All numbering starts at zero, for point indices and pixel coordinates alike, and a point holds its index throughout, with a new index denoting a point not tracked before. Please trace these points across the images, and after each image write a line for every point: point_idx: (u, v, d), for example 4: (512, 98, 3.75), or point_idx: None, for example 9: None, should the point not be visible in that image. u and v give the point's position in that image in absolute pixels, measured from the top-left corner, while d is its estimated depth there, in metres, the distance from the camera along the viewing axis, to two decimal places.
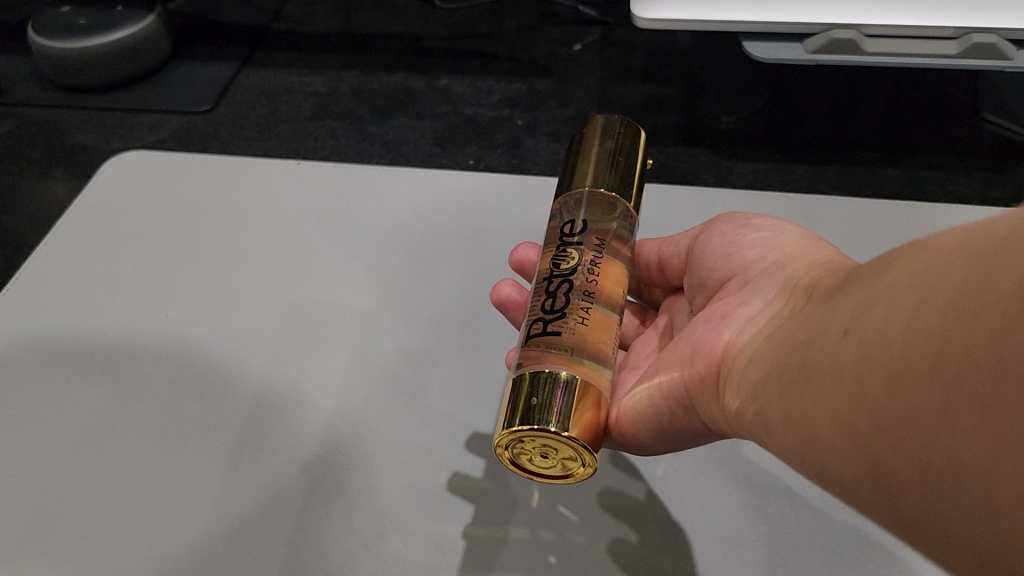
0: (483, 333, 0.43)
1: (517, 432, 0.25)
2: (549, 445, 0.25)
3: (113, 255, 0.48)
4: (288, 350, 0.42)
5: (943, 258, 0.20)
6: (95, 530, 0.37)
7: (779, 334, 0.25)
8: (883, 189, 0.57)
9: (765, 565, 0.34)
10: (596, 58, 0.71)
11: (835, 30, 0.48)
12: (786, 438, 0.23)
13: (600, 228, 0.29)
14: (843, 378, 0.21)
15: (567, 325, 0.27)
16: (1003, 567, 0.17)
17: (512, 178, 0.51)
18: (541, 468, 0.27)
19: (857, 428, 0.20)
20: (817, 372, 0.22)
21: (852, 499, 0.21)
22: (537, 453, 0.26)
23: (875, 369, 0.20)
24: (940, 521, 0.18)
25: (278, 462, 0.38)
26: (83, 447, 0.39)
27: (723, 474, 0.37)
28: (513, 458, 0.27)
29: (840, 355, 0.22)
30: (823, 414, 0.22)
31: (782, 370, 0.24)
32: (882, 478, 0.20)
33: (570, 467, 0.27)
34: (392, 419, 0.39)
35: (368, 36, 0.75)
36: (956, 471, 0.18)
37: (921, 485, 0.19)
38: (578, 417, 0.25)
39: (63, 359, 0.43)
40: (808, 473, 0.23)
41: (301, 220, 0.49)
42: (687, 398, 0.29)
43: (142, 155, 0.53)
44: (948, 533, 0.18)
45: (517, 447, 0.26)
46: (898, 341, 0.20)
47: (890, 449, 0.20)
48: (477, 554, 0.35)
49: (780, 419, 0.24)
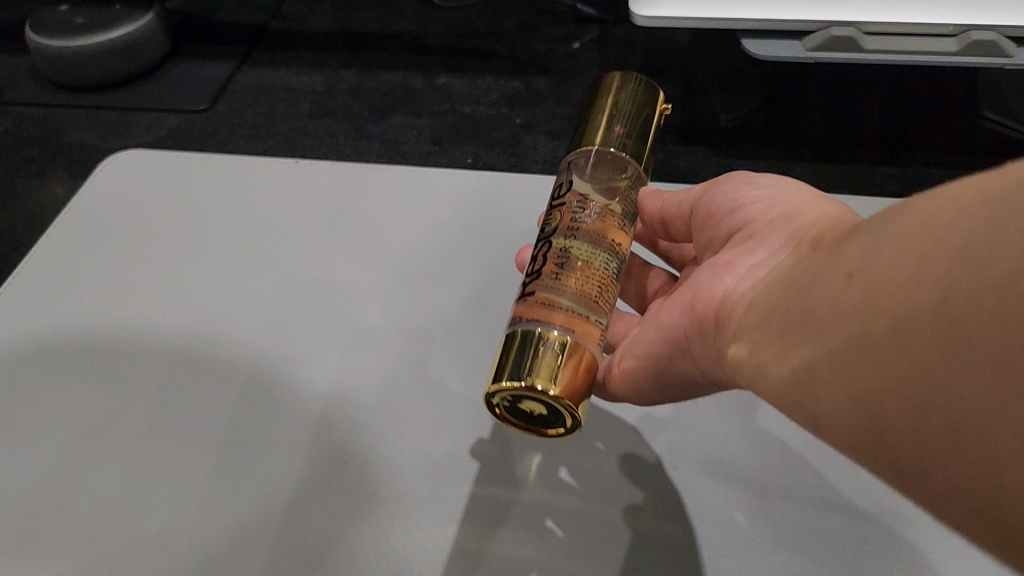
0: (481, 329, 0.42)
1: (507, 387, 0.26)
2: (537, 401, 0.27)
3: (110, 252, 0.47)
4: (284, 347, 0.42)
5: (952, 202, 0.20)
6: (88, 532, 0.36)
7: (776, 282, 0.26)
8: (883, 187, 0.56)
9: (767, 559, 0.35)
10: (595, 57, 0.71)
11: (834, 28, 0.47)
12: (780, 386, 0.24)
13: (586, 189, 0.31)
14: (845, 324, 0.22)
15: (560, 273, 0.28)
16: (997, 516, 0.18)
17: (500, 176, 0.50)
18: (532, 419, 0.28)
19: (858, 375, 0.21)
20: (817, 317, 0.23)
21: (844, 445, 0.22)
22: (527, 407, 0.28)
23: (880, 312, 0.21)
24: (934, 466, 0.19)
25: (274, 458, 0.38)
26: (78, 447, 0.39)
27: (728, 468, 0.37)
28: (506, 410, 0.28)
29: (841, 300, 0.22)
30: (823, 360, 0.22)
31: (782, 317, 0.24)
32: (879, 422, 0.20)
33: (559, 422, 0.28)
34: (391, 415, 0.39)
35: (366, 35, 0.75)
36: (955, 416, 0.18)
37: (920, 435, 0.19)
38: (562, 376, 0.26)
39: (57, 358, 0.43)
40: (804, 421, 0.23)
41: (297, 218, 0.48)
42: (685, 344, 0.30)
43: (139, 154, 0.53)
44: (944, 480, 0.19)
45: (508, 401, 0.28)
46: (903, 288, 0.20)
47: (888, 396, 0.20)
48: (484, 553, 0.35)
49: (778, 367, 0.24)
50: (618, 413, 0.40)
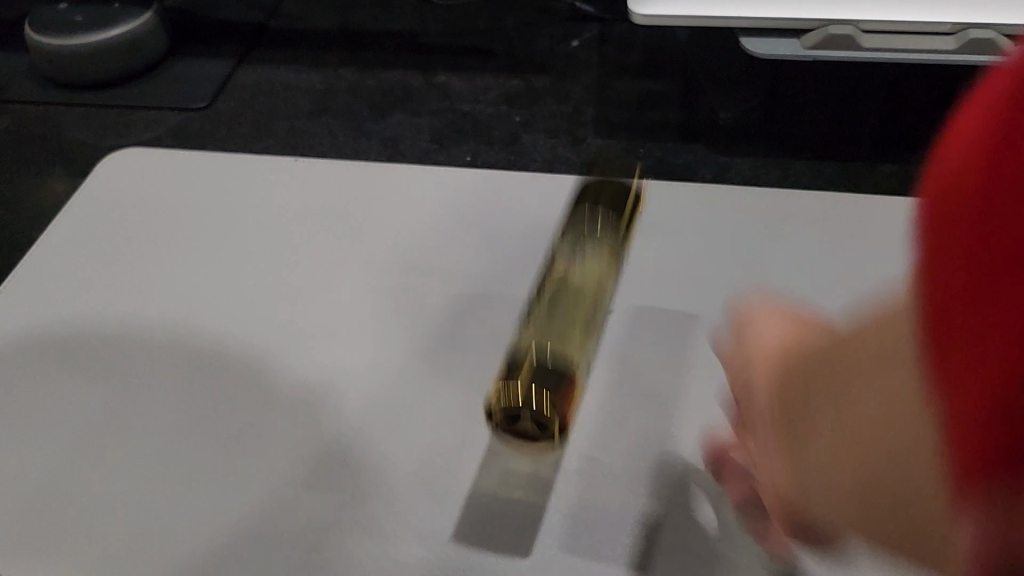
0: (479, 324, 0.43)
1: (506, 402, 0.32)
2: (529, 418, 0.32)
3: (110, 250, 0.47)
4: (284, 343, 0.42)
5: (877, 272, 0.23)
6: (93, 531, 0.37)
7: (780, 329, 0.30)
8: (881, 186, 0.57)
9: (764, 557, 0.35)
10: (594, 54, 0.71)
11: (832, 26, 0.48)
12: (750, 399, 0.30)
13: None
14: (779, 364, 0.27)
15: (541, 381, 0.32)
16: (862, 529, 0.23)
17: (497, 171, 0.50)
18: (521, 432, 0.33)
19: (772, 410, 0.26)
20: (775, 354, 0.28)
21: (773, 465, 0.28)
22: (518, 424, 0.32)
23: (790, 365, 0.26)
24: (810, 491, 0.25)
25: (275, 456, 0.38)
26: (80, 445, 0.39)
27: (726, 466, 0.38)
28: (500, 421, 0.33)
29: (803, 340, 0.27)
30: (761, 392, 0.28)
31: (757, 353, 0.30)
32: (785, 452, 0.26)
33: (543, 436, 0.33)
34: (390, 411, 0.39)
35: (366, 32, 0.75)
36: (826, 462, 0.24)
37: (808, 470, 0.25)
38: (551, 392, 0.32)
39: (59, 356, 0.43)
40: (751, 430, 0.31)
41: (296, 215, 0.48)
42: None
43: (136, 152, 0.53)
44: (815, 500, 0.25)
45: (503, 419, 0.32)
46: (818, 346, 0.24)
47: (779, 433, 0.26)
48: (485, 553, 0.35)
49: (751, 386, 0.29)
50: (618, 413, 0.40)
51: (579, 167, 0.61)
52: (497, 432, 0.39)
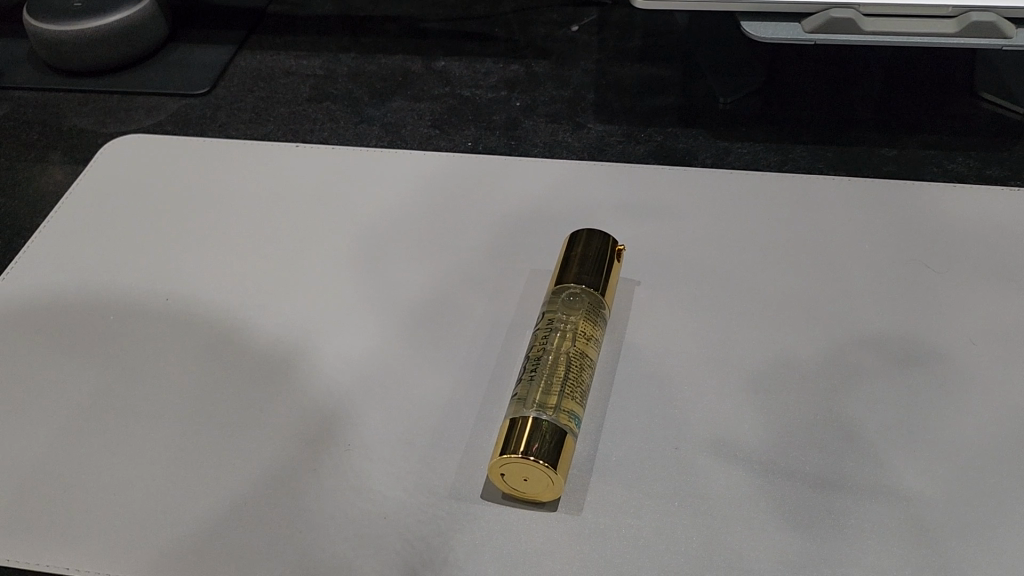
0: (478, 306, 0.44)
1: (507, 460, 0.34)
2: (529, 472, 0.34)
3: (117, 240, 0.49)
4: (288, 325, 0.43)
5: None
6: (99, 512, 0.37)
7: None
8: (882, 169, 0.56)
9: (765, 538, 0.35)
10: (594, 40, 0.71)
11: (833, 10, 0.47)
12: None
13: None
14: None
15: (540, 450, 0.34)
16: None
17: (496, 159, 0.52)
18: (522, 487, 0.35)
19: None
20: None
21: None
22: (519, 477, 0.34)
23: None
24: None
25: (282, 436, 0.39)
26: (87, 429, 0.40)
27: (726, 449, 0.38)
28: (501, 480, 0.35)
29: None
30: None
31: None
32: None
33: (542, 489, 0.35)
34: (392, 389, 0.40)
35: (365, 18, 0.74)
36: None
37: None
38: (550, 453, 0.34)
39: (67, 341, 0.44)
40: None
41: (299, 203, 0.50)
42: None
43: (146, 142, 0.55)
44: None
45: (506, 472, 0.34)
46: None
47: None
48: (494, 539, 0.35)
49: None
50: (620, 398, 0.40)
51: (581, 152, 0.60)
52: (498, 412, 0.39)
